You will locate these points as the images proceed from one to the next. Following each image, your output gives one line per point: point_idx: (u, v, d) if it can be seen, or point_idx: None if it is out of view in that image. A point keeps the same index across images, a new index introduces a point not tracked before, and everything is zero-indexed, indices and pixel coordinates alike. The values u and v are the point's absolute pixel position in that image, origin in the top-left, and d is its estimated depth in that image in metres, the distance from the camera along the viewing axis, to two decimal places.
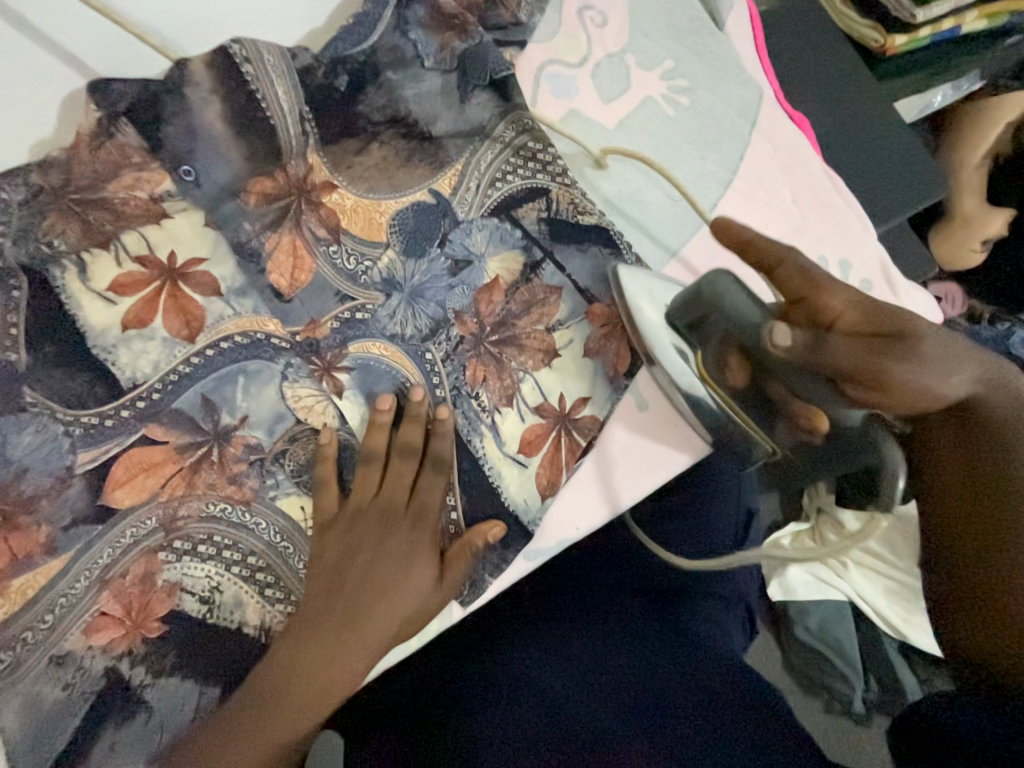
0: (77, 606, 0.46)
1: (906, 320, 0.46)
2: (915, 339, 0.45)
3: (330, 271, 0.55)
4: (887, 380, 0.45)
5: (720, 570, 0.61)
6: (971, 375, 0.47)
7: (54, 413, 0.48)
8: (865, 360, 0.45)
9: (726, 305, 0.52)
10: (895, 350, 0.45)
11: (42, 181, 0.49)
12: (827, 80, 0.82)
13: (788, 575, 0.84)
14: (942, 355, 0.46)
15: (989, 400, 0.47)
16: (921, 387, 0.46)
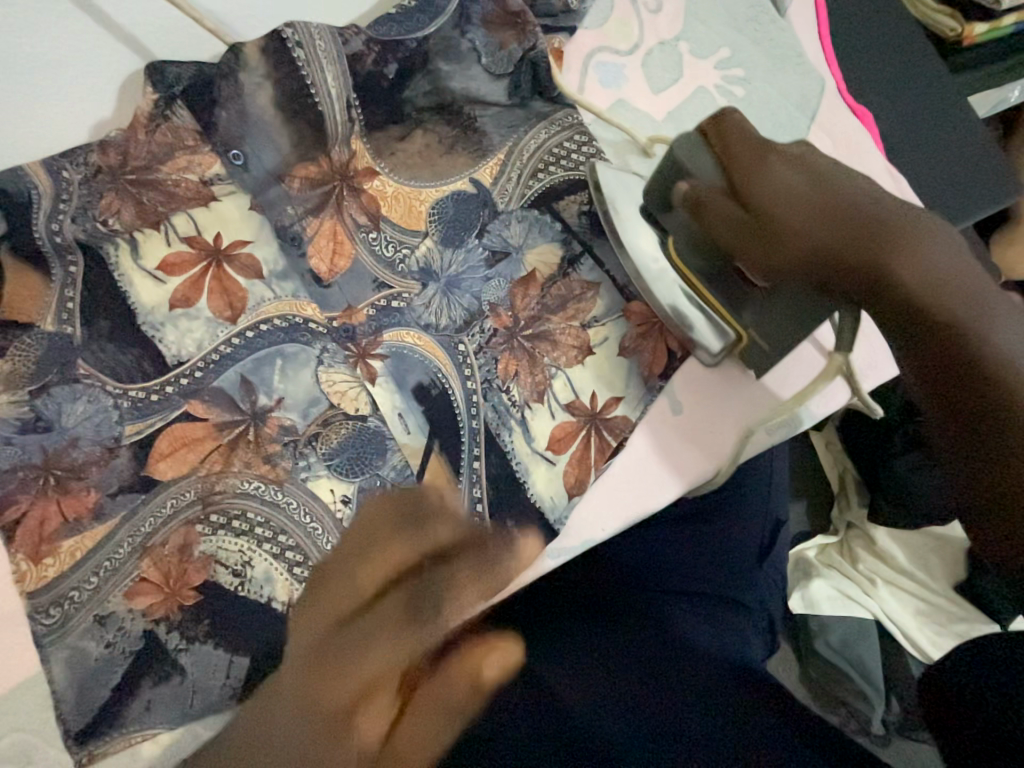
0: (121, 569, 0.48)
1: (755, 183, 0.42)
2: (780, 199, 0.41)
3: (368, 258, 0.56)
4: (768, 251, 0.42)
5: (747, 582, 0.59)
6: (855, 216, 0.38)
7: (105, 386, 0.51)
8: (743, 236, 0.43)
9: (685, 174, 0.47)
10: (764, 217, 0.42)
11: (102, 161, 0.51)
12: (892, 72, 0.77)
13: (813, 589, 0.82)
14: (813, 206, 0.40)
15: (902, 223, 0.37)
16: (815, 240, 0.39)
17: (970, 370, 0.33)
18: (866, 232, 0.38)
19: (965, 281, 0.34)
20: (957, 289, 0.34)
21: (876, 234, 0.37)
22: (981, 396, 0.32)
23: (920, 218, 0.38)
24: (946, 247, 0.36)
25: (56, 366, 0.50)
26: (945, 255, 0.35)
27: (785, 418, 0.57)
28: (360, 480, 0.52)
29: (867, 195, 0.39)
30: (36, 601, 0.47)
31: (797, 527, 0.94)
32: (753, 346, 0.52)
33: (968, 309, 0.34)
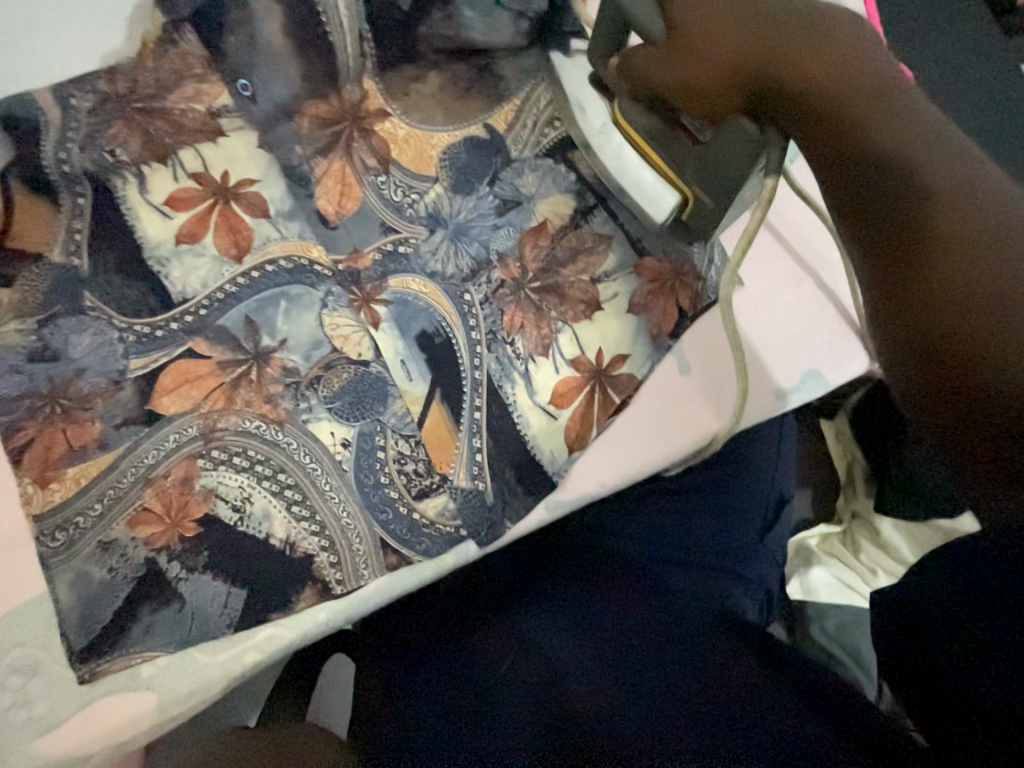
0: (124, 498, 0.49)
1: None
2: (702, 8, 0.36)
3: (376, 201, 0.54)
4: (705, 74, 0.37)
5: (747, 554, 0.58)
6: (773, 18, 0.35)
7: (111, 319, 0.51)
8: (677, 65, 0.38)
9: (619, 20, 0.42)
10: (693, 34, 0.37)
11: (110, 89, 0.51)
12: (937, 32, 0.73)
13: (811, 576, 0.82)
14: (739, 11, 0.36)
15: (810, 25, 0.35)
16: (747, 51, 0.35)
17: (873, 165, 0.33)
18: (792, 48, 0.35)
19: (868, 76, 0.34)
20: (857, 83, 0.34)
21: (802, 48, 0.35)
22: (905, 188, 0.32)
23: (819, 15, 0.36)
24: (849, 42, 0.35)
25: (63, 297, 0.51)
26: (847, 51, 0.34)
27: (795, 384, 0.55)
28: (361, 424, 0.51)
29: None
30: (43, 523, 0.48)
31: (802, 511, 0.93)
32: (701, 206, 0.48)
33: (869, 108, 0.34)
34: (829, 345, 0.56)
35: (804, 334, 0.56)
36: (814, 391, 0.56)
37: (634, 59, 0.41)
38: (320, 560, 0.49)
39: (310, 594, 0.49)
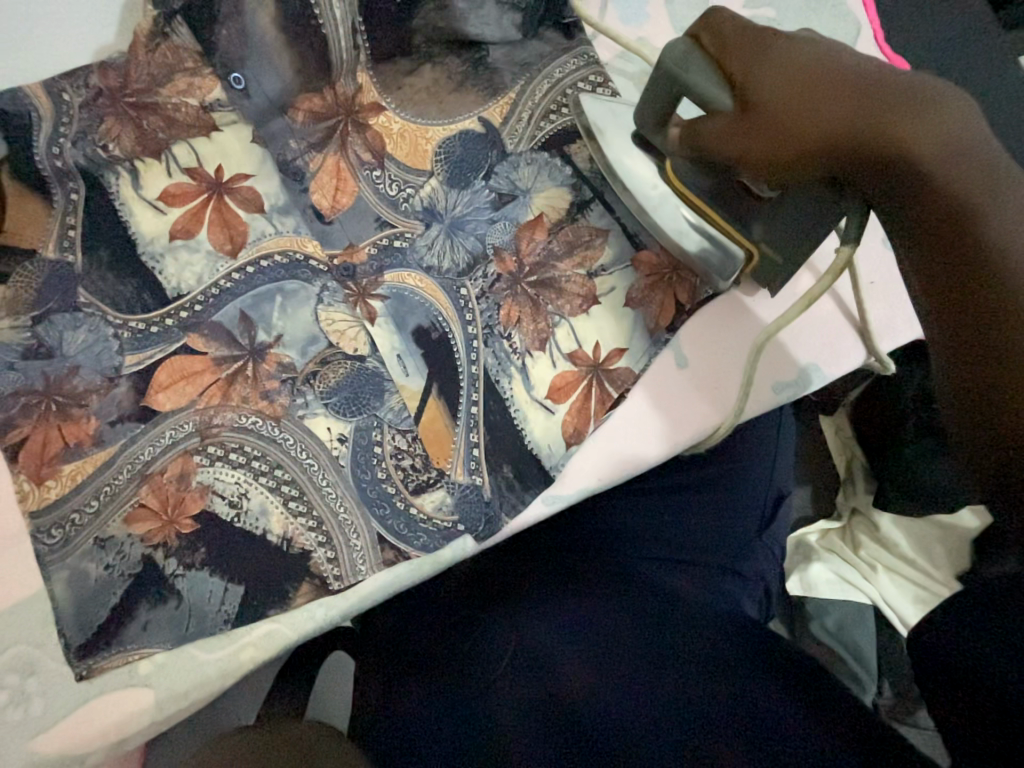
0: (120, 495, 0.48)
1: (753, 72, 0.37)
2: (783, 85, 0.35)
3: (371, 196, 0.54)
4: (781, 154, 0.36)
5: (746, 550, 0.58)
6: (870, 94, 0.33)
7: (106, 315, 0.50)
8: (740, 139, 0.37)
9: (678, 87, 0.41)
10: (766, 109, 0.36)
11: (102, 83, 0.50)
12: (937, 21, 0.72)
13: (811, 571, 0.80)
14: (812, 82, 0.35)
15: (908, 87, 0.33)
16: (819, 128, 0.34)
17: (965, 267, 0.31)
18: (879, 122, 0.33)
19: (981, 162, 0.32)
20: (969, 173, 0.31)
21: (893, 112, 0.33)
22: (996, 297, 0.31)
23: (931, 86, 0.33)
24: (964, 119, 0.32)
25: (57, 294, 0.50)
26: (965, 133, 0.32)
27: (794, 377, 0.55)
28: (357, 419, 0.51)
29: (869, 68, 0.34)
30: (39, 521, 0.48)
31: (801, 507, 0.93)
32: (764, 260, 0.48)
33: (967, 181, 0.31)
34: (829, 338, 0.56)
35: (805, 327, 0.56)
36: (812, 383, 0.56)
37: (696, 125, 0.41)
38: (316, 556, 0.49)
39: (307, 589, 0.49)
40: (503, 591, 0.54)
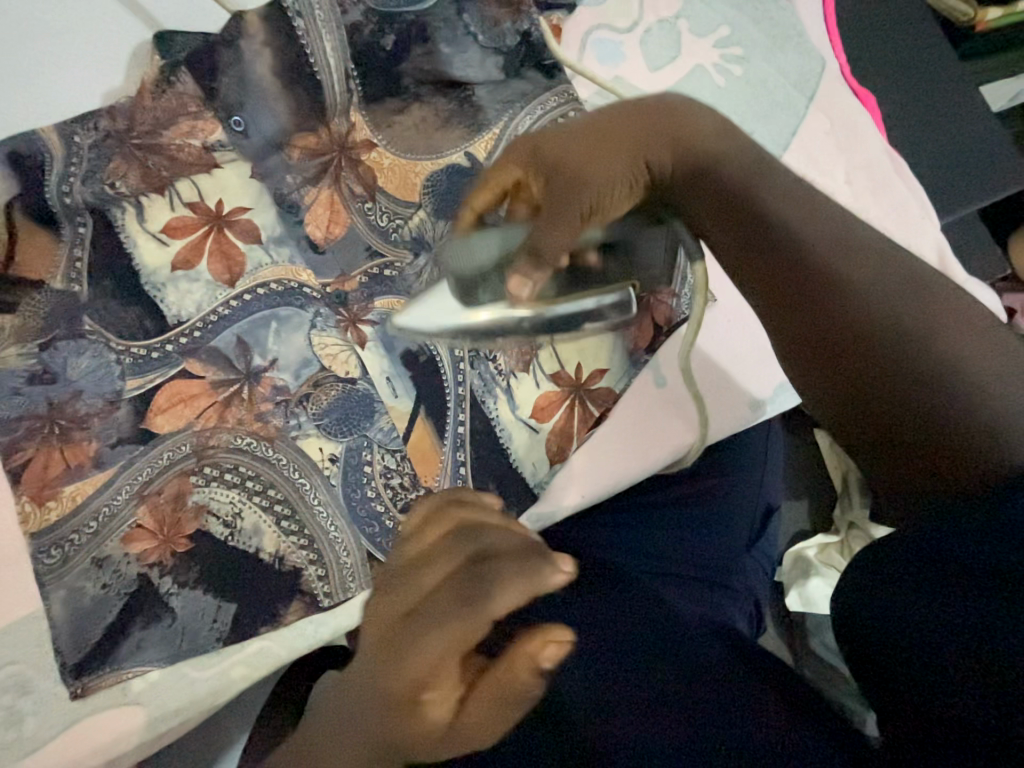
0: (117, 516, 0.50)
1: (552, 147, 0.40)
2: (574, 161, 0.39)
3: (363, 227, 0.57)
4: (604, 193, 0.40)
5: (733, 565, 0.54)
6: (634, 130, 0.40)
7: (109, 342, 0.53)
8: (569, 224, 0.39)
9: (476, 247, 0.40)
10: (574, 183, 0.39)
11: (110, 126, 0.54)
12: (901, 56, 0.76)
13: (810, 587, 0.84)
14: (585, 146, 0.40)
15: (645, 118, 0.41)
16: (614, 171, 0.40)
17: (766, 239, 0.38)
18: (636, 149, 0.40)
19: (733, 150, 0.40)
20: (729, 162, 0.40)
21: (644, 134, 0.41)
22: (803, 256, 0.37)
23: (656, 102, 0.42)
24: (709, 124, 0.41)
25: (63, 322, 0.53)
26: (715, 136, 0.41)
27: (767, 394, 0.59)
28: (348, 440, 0.53)
29: (625, 114, 0.41)
30: (39, 541, 0.49)
31: (794, 523, 0.94)
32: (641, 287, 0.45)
33: (712, 161, 0.40)
34: None
35: (773, 348, 0.60)
36: (784, 401, 0.59)
37: (530, 243, 0.39)
38: (307, 574, 0.50)
39: (298, 606, 0.50)
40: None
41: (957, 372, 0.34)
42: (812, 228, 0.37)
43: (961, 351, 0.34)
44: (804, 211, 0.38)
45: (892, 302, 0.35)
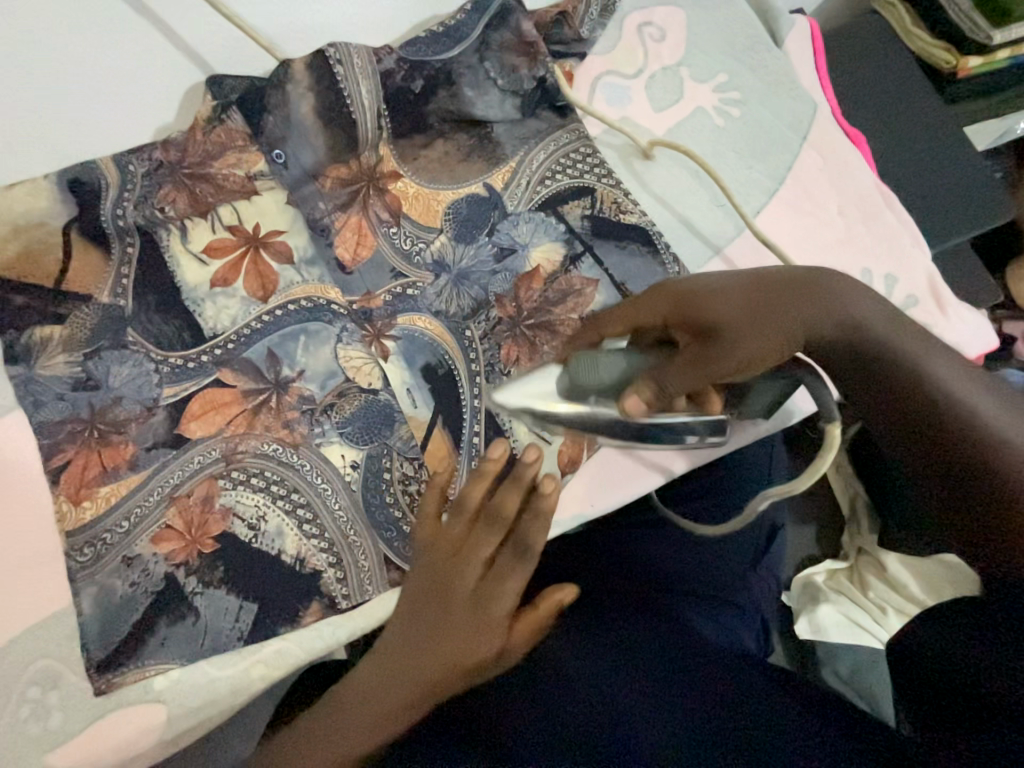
0: (148, 516, 0.53)
1: (713, 312, 0.44)
2: (724, 316, 0.43)
3: (388, 249, 0.62)
4: (754, 353, 0.43)
5: (740, 582, 0.60)
6: (795, 293, 0.43)
7: (149, 352, 0.57)
8: (698, 365, 0.43)
9: (613, 382, 0.45)
10: (721, 335, 0.43)
11: (163, 157, 0.59)
12: (888, 99, 0.82)
13: (820, 615, 0.84)
14: (741, 304, 0.43)
15: (803, 284, 0.43)
16: (769, 333, 0.42)
17: (940, 421, 0.37)
18: (794, 318, 0.42)
19: (894, 326, 0.41)
20: (895, 340, 0.40)
21: (809, 301, 0.42)
22: (967, 434, 0.36)
23: (825, 275, 0.44)
24: (870, 298, 0.43)
25: (108, 333, 0.57)
26: (871, 311, 0.42)
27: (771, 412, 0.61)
28: (369, 447, 0.56)
29: (784, 279, 0.44)
30: (74, 539, 0.52)
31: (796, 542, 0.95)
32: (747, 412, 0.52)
33: (881, 337, 0.41)
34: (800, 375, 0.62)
35: None
36: (785, 419, 0.62)
37: (653, 377, 0.44)
38: (327, 576, 0.52)
39: (316, 608, 0.52)
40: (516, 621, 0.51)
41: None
42: (990, 409, 0.36)
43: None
44: (991, 404, 0.37)
45: None
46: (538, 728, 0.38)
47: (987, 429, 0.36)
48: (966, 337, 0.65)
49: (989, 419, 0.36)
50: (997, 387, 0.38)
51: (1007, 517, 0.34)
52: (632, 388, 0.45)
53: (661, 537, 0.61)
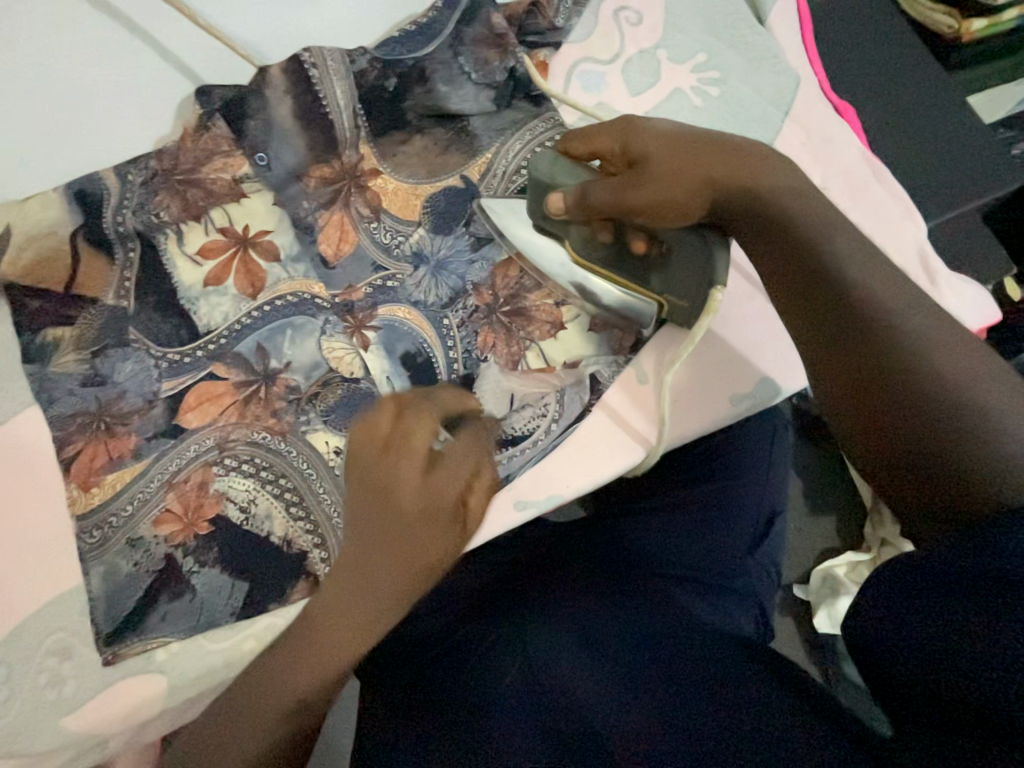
0: (150, 501, 0.56)
1: (648, 147, 0.47)
2: (655, 153, 0.47)
3: (369, 244, 0.64)
4: (672, 190, 0.47)
5: (737, 569, 0.60)
6: (727, 151, 0.46)
7: (149, 349, 0.60)
8: (624, 188, 0.48)
9: (557, 186, 0.53)
10: (648, 165, 0.47)
11: (158, 166, 0.63)
12: (885, 70, 0.79)
13: (839, 607, 0.85)
14: (675, 147, 0.47)
15: (736, 146, 0.47)
16: (688, 174, 0.46)
17: (823, 280, 0.42)
18: (713, 164, 0.46)
19: (805, 205, 0.45)
20: (801, 214, 0.44)
21: (744, 159, 0.46)
22: (841, 303, 0.41)
23: (758, 145, 0.48)
24: (790, 182, 0.46)
25: (112, 332, 0.61)
26: (794, 196, 0.45)
27: (751, 390, 0.60)
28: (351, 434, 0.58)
29: (719, 144, 0.47)
30: (84, 522, 0.56)
31: (800, 529, 0.95)
32: (675, 308, 0.55)
33: (792, 205, 0.45)
34: (782, 354, 0.61)
35: (759, 340, 0.61)
36: (768, 398, 0.61)
37: (586, 193, 0.50)
38: (312, 556, 0.55)
39: (303, 585, 0.55)
40: (500, 612, 0.54)
41: (984, 413, 0.36)
42: (868, 274, 0.42)
43: (986, 401, 0.36)
44: (870, 270, 0.42)
45: (933, 363, 0.38)
46: (520, 716, 0.42)
47: (857, 287, 0.41)
48: (962, 310, 0.63)
49: (864, 283, 0.41)
50: (887, 260, 0.43)
51: (869, 363, 0.40)
52: (569, 189, 0.52)
53: (652, 526, 0.62)
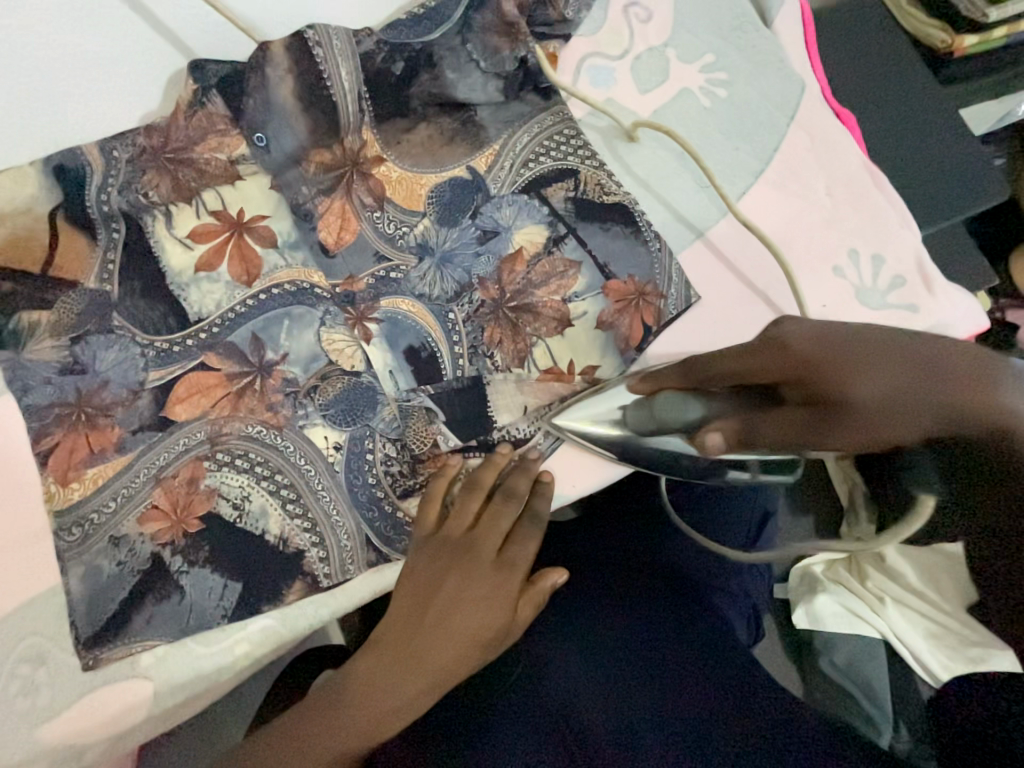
0: (135, 497, 0.53)
1: (852, 385, 0.36)
2: (806, 367, 0.38)
3: (372, 234, 0.62)
4: (881, 433, 0.35)
5: (731, 571, 0.61)
6: (939, 364, 0.34)
7: (134, 336, 0.57)
8: (798, 427, 0.39)
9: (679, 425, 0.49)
10: (825, 398, 0.37)
11: (146, 142, 0.59)
12: (882, 80, 0.81)
13: (816, 605, 0.80)
14: (862, 359, 0.36)
15: (960, 355, 0.34)
16: (873, 420, 0.35)
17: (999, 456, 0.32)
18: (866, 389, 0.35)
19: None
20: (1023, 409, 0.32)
21: (953, 372, 0.34)
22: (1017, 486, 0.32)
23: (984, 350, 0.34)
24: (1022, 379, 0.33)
25: (94, 317, 0.57)
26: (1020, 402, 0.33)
27: None
28: (352, 429, 0.56)
29: (945, 349, 0.35)
30: (62, 519, 0.52)
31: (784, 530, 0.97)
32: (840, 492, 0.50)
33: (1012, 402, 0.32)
34: None
35: None
36: None
37: (750, 428, 0.43)
38: (310, 555, 0.53)
39: (299, 586, 0.53)
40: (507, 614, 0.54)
41: None
42: None
43: None
44: None
45: None
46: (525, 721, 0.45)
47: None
48: (956, 319, 0.64)
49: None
50: None
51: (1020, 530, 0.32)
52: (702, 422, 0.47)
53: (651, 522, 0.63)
